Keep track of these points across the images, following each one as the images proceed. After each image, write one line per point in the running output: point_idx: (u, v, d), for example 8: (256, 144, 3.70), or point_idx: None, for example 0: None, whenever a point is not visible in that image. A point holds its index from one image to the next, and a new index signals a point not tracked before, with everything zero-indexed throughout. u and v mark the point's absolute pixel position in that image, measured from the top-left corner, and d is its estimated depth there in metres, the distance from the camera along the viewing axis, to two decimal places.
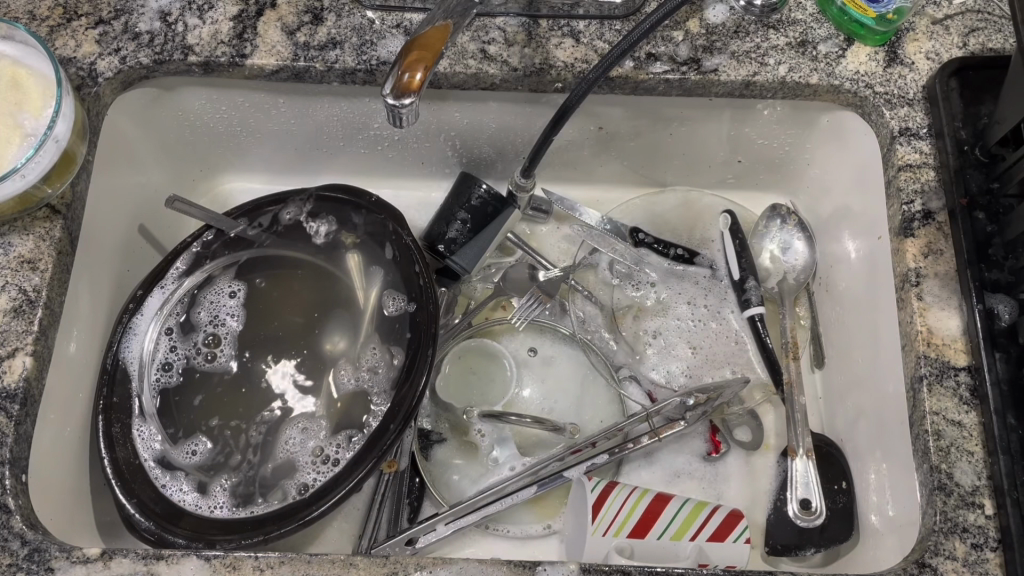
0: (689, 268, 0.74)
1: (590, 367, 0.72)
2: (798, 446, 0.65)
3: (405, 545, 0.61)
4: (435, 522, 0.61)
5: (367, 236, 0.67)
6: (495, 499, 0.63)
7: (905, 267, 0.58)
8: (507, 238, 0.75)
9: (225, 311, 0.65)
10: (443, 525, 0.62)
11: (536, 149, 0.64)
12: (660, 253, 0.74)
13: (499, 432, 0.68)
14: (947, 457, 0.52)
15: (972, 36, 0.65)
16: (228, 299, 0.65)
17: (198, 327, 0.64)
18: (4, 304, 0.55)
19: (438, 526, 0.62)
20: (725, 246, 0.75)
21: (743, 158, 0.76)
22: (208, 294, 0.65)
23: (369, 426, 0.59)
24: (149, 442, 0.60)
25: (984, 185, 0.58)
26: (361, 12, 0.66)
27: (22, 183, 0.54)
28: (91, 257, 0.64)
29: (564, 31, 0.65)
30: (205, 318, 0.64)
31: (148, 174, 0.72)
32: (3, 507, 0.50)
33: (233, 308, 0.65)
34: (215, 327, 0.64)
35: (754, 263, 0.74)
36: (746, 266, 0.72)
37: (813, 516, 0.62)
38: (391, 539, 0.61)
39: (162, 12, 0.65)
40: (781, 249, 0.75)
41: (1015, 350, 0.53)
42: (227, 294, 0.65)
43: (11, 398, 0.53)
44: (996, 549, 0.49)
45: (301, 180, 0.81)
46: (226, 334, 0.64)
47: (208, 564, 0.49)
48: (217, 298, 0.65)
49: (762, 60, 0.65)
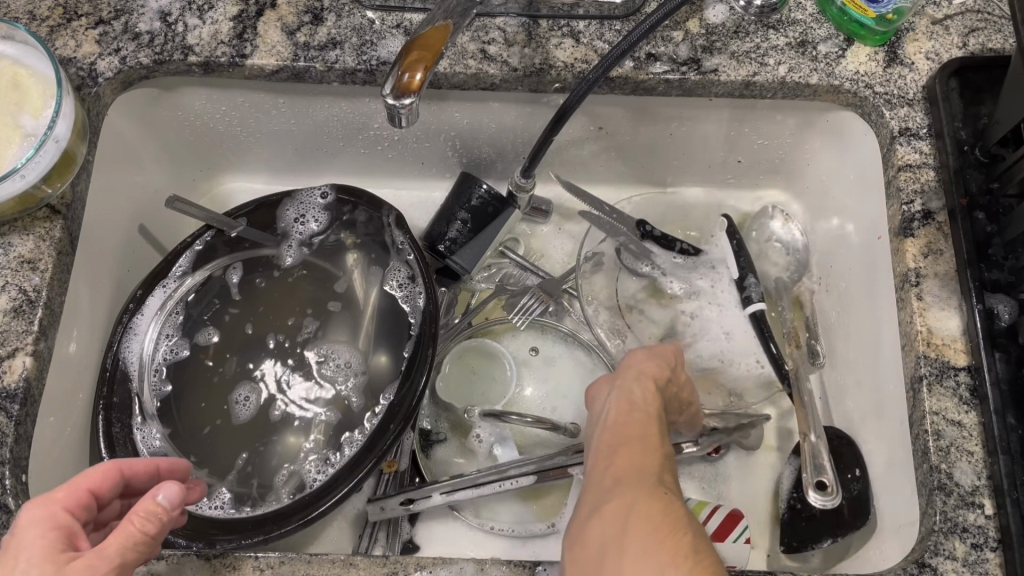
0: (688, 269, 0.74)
1: (590, 369, 0.73)
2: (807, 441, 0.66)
3: (400, 505, 0.62)
4: (432, 490, 0.62)
5: (367, 238, 0.67)
6: (495, 479, 0.63)
7: (905, 267, 0.58)
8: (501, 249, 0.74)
9: (313, 214, 0.69)
10: (439, 495, 0.62)
11: (536, 149, 0.64)
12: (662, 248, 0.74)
13: (499, 431, 0.68)
14: (947, 457, 0.52)
15: (972, 36, 0.65)
16: (318, 201, 0.69)
17: (284, 223, 0.69)
18: (4, 304, 0.55)
19: (437, 494, 0.62)
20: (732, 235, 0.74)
21: (743, 158, 0.77)
22: (302, 193, 0.70)
23: (366, 423, 0.59)
24: (149, 441, 0.60)
25: (984, 185, 0.58)
26: (362, 12, 0.66)
27: (23, 183, 0.54)
28: (91, 258, 0.64)
29: (564, 31, 0.65)
30: (293, 215, 0.69)
31: (148, 173, 0.72)
32: (3, 507, 0.50)
33: (319, 212, 0.69)
34: (300, 225, 0.68)
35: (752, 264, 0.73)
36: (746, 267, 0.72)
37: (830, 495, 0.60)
38: (387, 498, 0.62)
39: (163, 12, 0.65)
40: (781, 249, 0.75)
41: (1015, 350, 0.53)
42: (318, 196, 0.69)
43: (11, 398, 0.53)
44: (996, 549, 0.49)
45: (301, 180, 0.81)
46: (308, 233, 0.68)
47: (208, 563, 0.49)
48: (308, 199, 0.69)
49: (762, 60, 0.65)
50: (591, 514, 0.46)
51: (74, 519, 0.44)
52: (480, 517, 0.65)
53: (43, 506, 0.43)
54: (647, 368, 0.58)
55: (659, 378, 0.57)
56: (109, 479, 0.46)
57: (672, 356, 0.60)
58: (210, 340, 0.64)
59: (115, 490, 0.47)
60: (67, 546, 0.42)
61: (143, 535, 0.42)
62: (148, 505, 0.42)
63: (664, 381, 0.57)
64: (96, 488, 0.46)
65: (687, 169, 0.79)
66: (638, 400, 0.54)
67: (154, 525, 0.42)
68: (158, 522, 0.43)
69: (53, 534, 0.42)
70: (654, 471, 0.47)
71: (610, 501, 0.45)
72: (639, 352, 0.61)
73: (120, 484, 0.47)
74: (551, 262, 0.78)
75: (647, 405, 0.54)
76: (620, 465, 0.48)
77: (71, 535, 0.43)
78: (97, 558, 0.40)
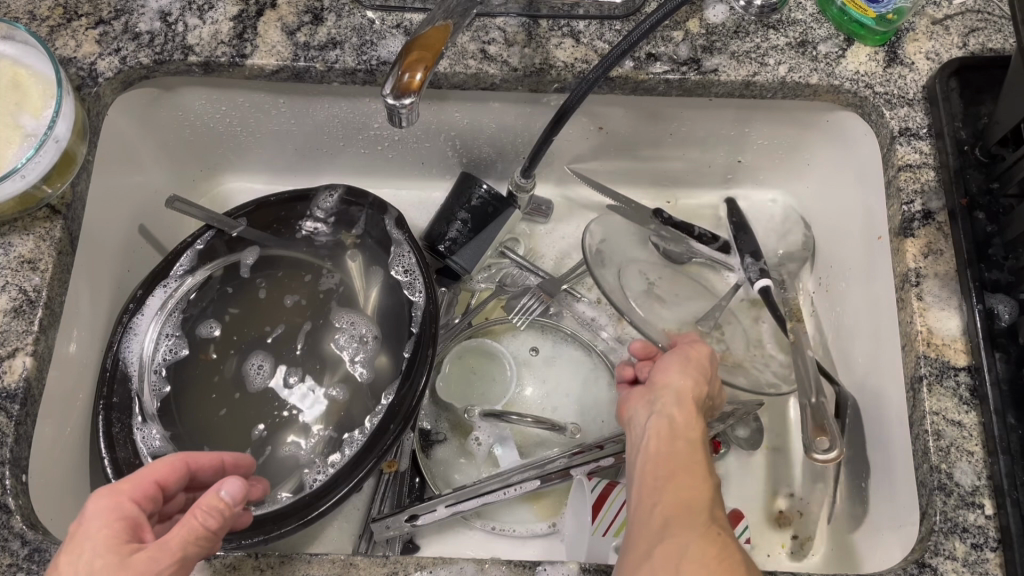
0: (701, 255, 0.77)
1: (590, 369, 0.72)
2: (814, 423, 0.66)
3: (405, 521, 0.61)
4: (436, 503, 0.62)
5: (367, 237, 0.67)
6: (499, 487, 0.63)
7: (904, 267, 0.58)
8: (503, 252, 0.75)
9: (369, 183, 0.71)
10: (444, 508, 0.62)
11: (536, 149, 0.64)
12: None
13: (499, 431, 0.68)
14: (947, 457, 0.52)
15: (972, 36, 0.65)
16: None
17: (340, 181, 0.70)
18: (4, 304, 0.55)
19: (441, 507, 0.62)
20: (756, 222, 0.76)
21: (743, 158, 0.77)
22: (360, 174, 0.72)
23: (366, 425, 0.59)
24: (149, 441, 0.59)
25: (984, 185, 0.58)
26: (361, 12, 0.66)
27: (23, 183, 0.54)
28: (91, 259, 0.64)
29: (564, 31, 0.65)
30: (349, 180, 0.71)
31: (148, 173, 0.72)
32: (3, 507, 0.50)
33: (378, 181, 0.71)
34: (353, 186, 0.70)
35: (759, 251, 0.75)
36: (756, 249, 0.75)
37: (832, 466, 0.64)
38: (392, 515, 0.61)
39: (163, 12, 0.65)
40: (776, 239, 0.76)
41: (1015, 350, 0.53)
42: None
43: (11, 398, 0.53)
44: (996, 549, 0.49)
45: (300, 180, 0.81)
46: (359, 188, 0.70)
47: (208, 564, 0.49)
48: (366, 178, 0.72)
49: (762, 60, 0.65)
50: (638, 556, 0.42)
51: (138, 510, 0.44)
52: (482, 518, 0.65)
53: (108, 495, 0.43)
54: (685, 375, 0.53)
55: (699, 392, 0.52)
56: (173, 471, 0.47)
57: (707, 361, 0.55)
58: (212, 333, 0.65)
59: (177, 485, 0.48)
60: (133, 538, 0.42)
61: (207, 530, 0.42)
62: (213, 499, 0.42)
63: (704, 389, 0.52)
64: (161, 480, 0.46)
65: (688, 170, 0.79)
66: (679, 415, 0.50)
67: (218, 520, 0.42)
68: (221, 517, 0.43)
69: (120, 523, 0.41)
70: (705, 509, 0.43)
71: (660, 541, 0.41)
72: (674, 358, 0.55)
73: (183, 477, 0.48)
74: (551, 262, 0.78)
75: (690, 426, 0.49)
76: (667, 494, 0.44)
77: (135, 526, 0.42)
78: (160, 553, 0.40)
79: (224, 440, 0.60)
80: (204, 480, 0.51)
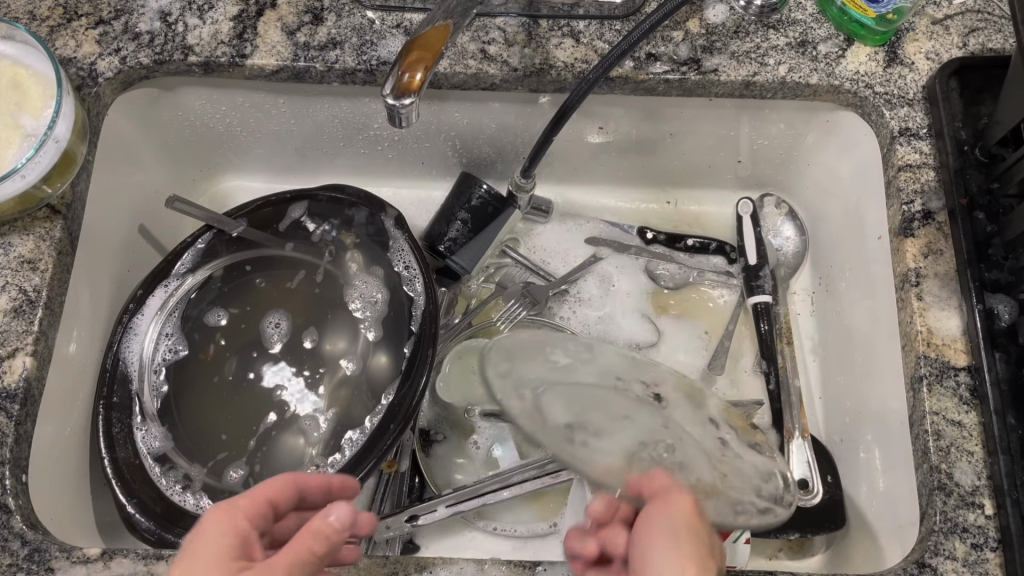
0: (701, 256, 0.77)
1: None
2: (794, 428, 0.67)
3: (405, 521, 0.61)
4: (437, 503, 0.62)
5: (366, 237, 0.67)
6: (499, 487, 0.63)
7: (904, 267, 0.58)
8: (505, 251, 0.75)
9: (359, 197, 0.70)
10: (444, 508, 0.62)
11: (536, 149, 0.64)
12: (671, 244, 0.77)
13: (499, 431, 0.69)
14: (947, 457, 0.52)
15: (972, 36, 0.65)
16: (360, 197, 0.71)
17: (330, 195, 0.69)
18: (4, 304, 0.55)
19: (440, 506, 0.62)
20: (759, 224, 0.76)
21: (743, 158, 0.77)
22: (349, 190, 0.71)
23: (368, 424, 0.59)
24: (149, 441, 0.60)
25: (985, 185, 0.58)
26: (361, 12, 0.65)
27: (23, 183, 0.54)
28: (92, 259, 0.64)
29: (564, 31, 0.65)
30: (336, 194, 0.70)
31: (148, 172, 0.72)
32: (3, 507, 0.50)
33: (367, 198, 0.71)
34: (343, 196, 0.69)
35: (768, 249, 0.75)
36: (764, 254, 0.74)
37: (809, 496, 0.63)
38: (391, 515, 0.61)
39: (163, 12, 0.65)
40: (770, 235, 0.77)
41: (1015, 350, 0.53)
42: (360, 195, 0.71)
43: (11, 398, 0.53)
44: (996, 549, 0.49)
45: (301, 180, 0.81)
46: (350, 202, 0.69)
47: None
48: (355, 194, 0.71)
49: (762, 60, 0.65)
50: None
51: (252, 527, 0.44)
52: (484, 518, 0.65)
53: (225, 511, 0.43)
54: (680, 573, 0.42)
55: None
56: (285, 490, 0.47)
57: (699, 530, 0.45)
58: (219, 322, 0.65)
59: (291, 500, 0.48)
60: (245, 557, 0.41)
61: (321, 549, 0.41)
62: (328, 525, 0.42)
63: None
64: (272, 497, 0.46)
65: (688, 170, 0.79)
66: None
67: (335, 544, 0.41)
68: (328, 542, 0.41)
69: (232, 541, 0.41)
70: None
71: None
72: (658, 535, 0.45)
73: (293, 496, 0.48)
74: (552, 262, 0.78)
75: None
76: None
77: (246, 545, 0.42)
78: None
79: (222, 441, 0.60)
80: (316, 500, 0.51)
